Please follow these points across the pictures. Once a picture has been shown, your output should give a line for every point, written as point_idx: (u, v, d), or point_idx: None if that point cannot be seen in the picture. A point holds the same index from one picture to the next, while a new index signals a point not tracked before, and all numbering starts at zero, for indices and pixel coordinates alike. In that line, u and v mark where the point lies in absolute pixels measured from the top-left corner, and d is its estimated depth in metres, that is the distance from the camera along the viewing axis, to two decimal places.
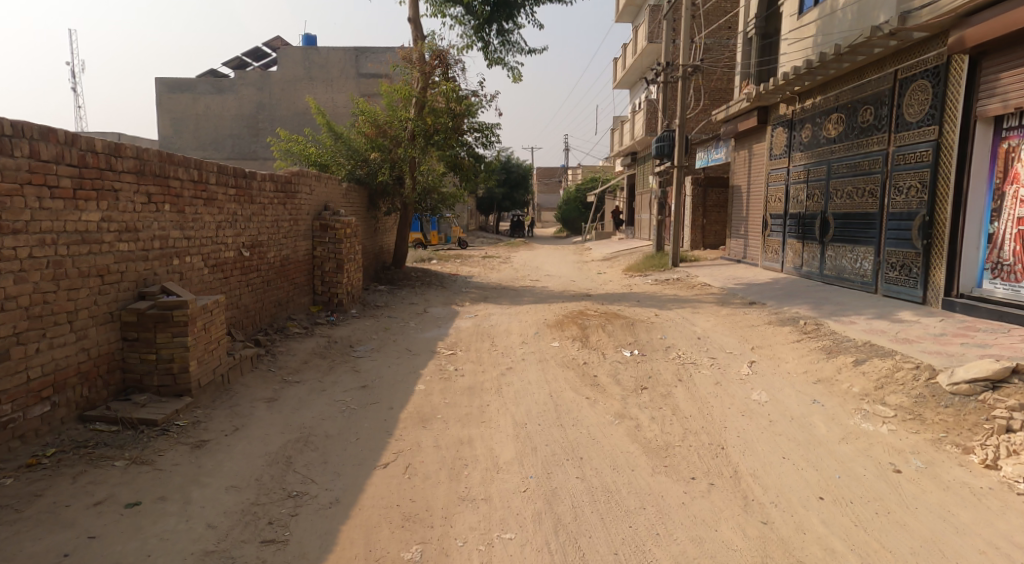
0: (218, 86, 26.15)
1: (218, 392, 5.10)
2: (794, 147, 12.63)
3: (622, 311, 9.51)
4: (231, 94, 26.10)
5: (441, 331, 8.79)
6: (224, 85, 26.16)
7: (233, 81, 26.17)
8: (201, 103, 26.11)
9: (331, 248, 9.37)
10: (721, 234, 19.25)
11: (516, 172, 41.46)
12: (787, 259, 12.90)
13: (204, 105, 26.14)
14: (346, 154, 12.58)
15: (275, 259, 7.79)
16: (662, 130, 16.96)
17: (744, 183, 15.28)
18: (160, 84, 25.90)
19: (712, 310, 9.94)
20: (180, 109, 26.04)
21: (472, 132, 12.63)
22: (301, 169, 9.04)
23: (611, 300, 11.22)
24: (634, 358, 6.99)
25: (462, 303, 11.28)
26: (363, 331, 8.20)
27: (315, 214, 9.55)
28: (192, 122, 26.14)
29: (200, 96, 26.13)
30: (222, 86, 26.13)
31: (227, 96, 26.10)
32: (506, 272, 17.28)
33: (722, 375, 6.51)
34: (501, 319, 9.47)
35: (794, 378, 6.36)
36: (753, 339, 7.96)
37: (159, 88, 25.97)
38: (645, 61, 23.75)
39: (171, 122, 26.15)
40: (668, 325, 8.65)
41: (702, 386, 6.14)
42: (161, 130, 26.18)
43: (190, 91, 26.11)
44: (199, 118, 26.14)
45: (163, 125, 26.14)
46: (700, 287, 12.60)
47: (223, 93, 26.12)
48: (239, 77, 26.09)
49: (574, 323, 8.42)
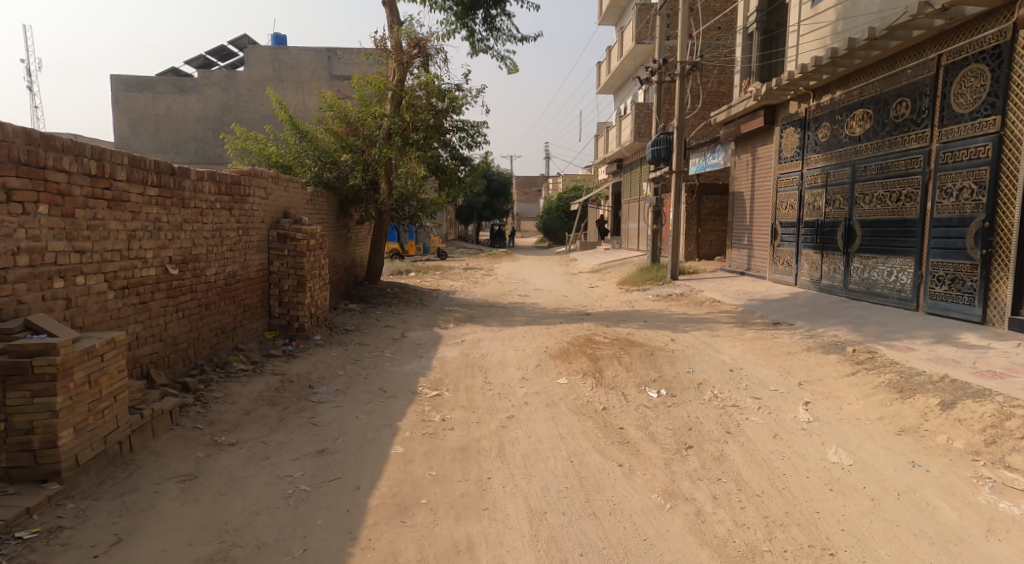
0: (180, 85, 24.38)
1: (111, 469, 3.69)
2: (812, 149, 11.34)
3: (631, 337, 8.17)
4: (194, 94, 24.41)
5: (423, 362, 7.37)
6: (186, 85, 24.43)
7: (196, 81, 24.50)
8: (162, 103, 24.32)
9: (291, 263, 7.92)
10: (718, 244, 18.07)
11: (497, 181, 40.14)
12: (803, 271, 11.54)
13: (165, 106, 24.35)
14: (313, 154, 10.98)
15: (218, 277, 6.36)
16: (658, 133, 15.72)
17: (747, 189, 14.09)
18: (117, 83, 24.23)
19: (733, 334, 8.62)
20: (139, 109, 24.28)
21: (454, 131, 11.27)
22: (253, 169, 7.59)
23: (613, 321, 9.87)
24: (664, 403, 5.77)
25: (446, 325, 9.86)
26: (328, 365, 6.73)
27: (272, 222, 8.11)
28: (152, 124, 24.31)
29: (160, 96, 24.34)
30: (184, 86, 24.37)
31: (190, 97, 24.40)
32: (491, 287, 15.88)
33: (775, 425, 5.15)
34: (494, 346, 8.08)
35: (869, 425, 5.02)
36: (797, 371, 6.62)
37: (116, 87, 24.28)
38: (631, 63, 22.67)
39: (129, 122, 24.38)
40: (690, 355, 7.31)
41: (758, 441, 4.78)
42: (118, 130, 24.33)
43: (149, 90, 24.34)
44: (159, 120, 24.34)
45: (120, 125, 24.34)
46: (709, 304, 11.31)
47: (185, 94, 24.35)
48: (204, 76, 24.46)
49: (583, 354, 7.09)
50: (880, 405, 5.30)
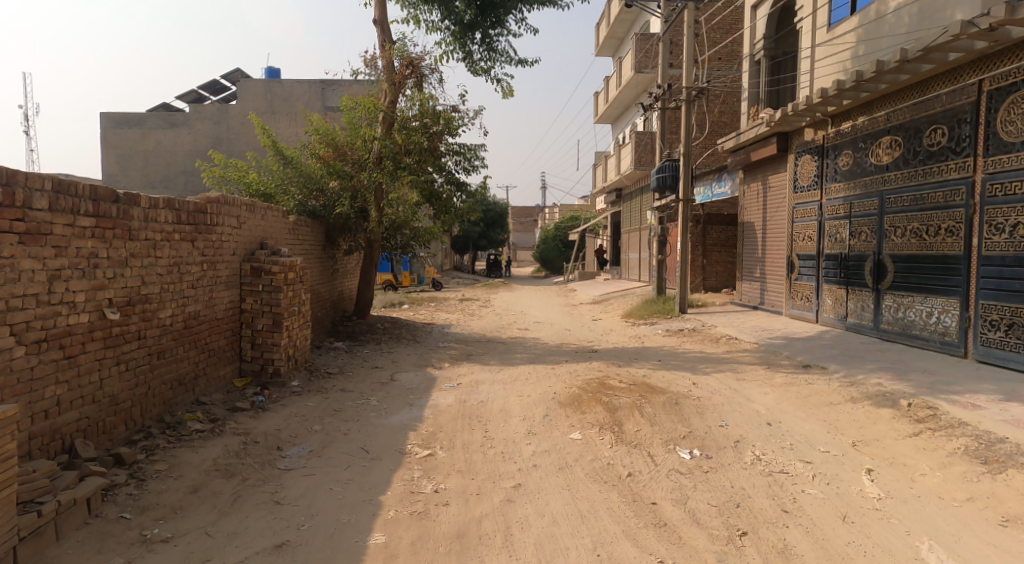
0: (171, 120, 23.76)
1: None
2: (832, 178, 10.40)
3: (649, 381, 7.23)
4: (185, 129, 23.70)
5: (414, 412, 6.43)
6: (178, 120, 23.75)
7: (187, 116, 23.81)
8: (152, 138, 23.66)
9: (265, 300, 7.11)
10: (725, 275, 17.24)
11: (493, 211, 39.44)
12: (825, 307, 10.63)
13: (156, 141, 23.69)
14: (298, 181, 10.35)
15: (175, 319, 5.58)
16: (663, 160, 14.87)
17: (758, 219, 13.26)
18: (105, 119, 23.50)
19: (760, 378, 7.72)
20: (128, 145, 23.59)
21: (451, 155, 10.46)
22: (225, 195, 6.79)
23: (623, 362, 8.94)
24: (699, 467, 4.89)
25: (439, 365, 8.92)
26: (303, 420, 5.84)
27: (246, 255, 7.31)
28: (142, 160, 23.67)
29: (151, 131, 23.70)
30: (175, 120, 23.70)
31: (181, 132, 23.70)
32: (489, 320, 14.99)
33: (836, 510, 4.26)
34: (494, 391, 7.14)
35: (961, 512, 4.21)
36: (846, 428, 5.72)
37: (105, 123, 23.55)
38: (631, 92, 22.03)
39: (118, 159, 23.66)
40: (717, 404, 6.39)
41: (834, 532, 3.98)
42: (106, 167, 23.59)
43: (139, 126, 23.70)
44: (149, 155, 23.71)
45: (109, 162, 23.60)
46: (726, 341, 10.43)
47: (176, 128, 23.67)
48: (194, 111, 23.76)
49: (597, 402, 6.16)
50: (969, 481, 4.49)
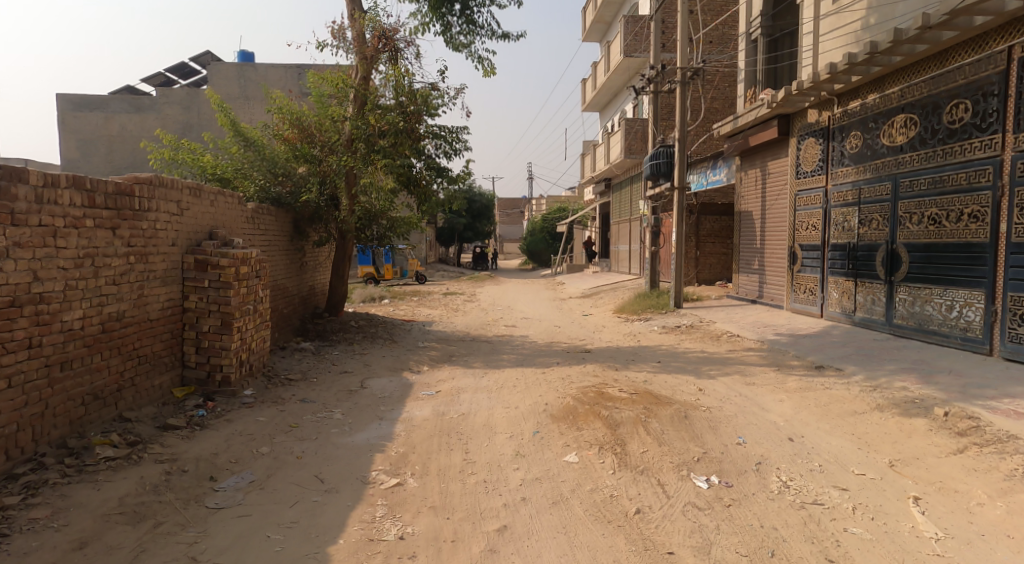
0: (137, 104, 22.59)
1: None
2: (838, 161, 9.37)
3: (650, 389, 6.44)
4: (151, 113, 22.52)
5: (383, 428, 5.58)
6: (143, 104, 22.60)
7: (154, 99, 22.65)
8: (116, 122, 22.46)
9: (212, 297, 6.28)
10: (720, 267, 16.49)
11: (479, 202, 38.50)
12: (830, 301, 9.63)
13: (120, 125, 22.49)
14: (261, 166, 9.40)
15: (88, 322, 4.93)
16: (657, 146, 13.97)
17: (756, 207, 12.30)
18: (63, 101, 22.18)
19: (774, 381, 6.92)
20: (90, 130, 22.37)
21: (430, 138, 9.56)
22: (160, 177, 6.01)
23: (619, 364, 8.11)
24: (719, 499, 4.08)
25: (417, 368, 8.04)
26: (249, 443, 4.99)
27: (192, 246, 6.49)
28: (105, 145, 22.45)
29: (114, 114, 22.50)
30: (140, 104, 22.52)
31: (147, 116, 22.53)
32: (473, 316, 14.10)
33: (888, 559, 3.49)
34: (476, 401, 6.30)
35: None
36: (878, 441, 4.93)
37: (63, 105, 22.24)
38: (620, 78, 21.14)
39: (79, 143, 22.41)
40: (731, 416, 5.59)
41: None
42: (66, 152, 22.35)
43: (101, 109, 22.48)
44: (113, 140, 22.50)
45: (69, 147, 22.36)
46: (727, 339, 9.63)
47: (141, 112, 22.52)
48: (161, 94, 22.59)
49: (596, 417, 5.33)
50: None
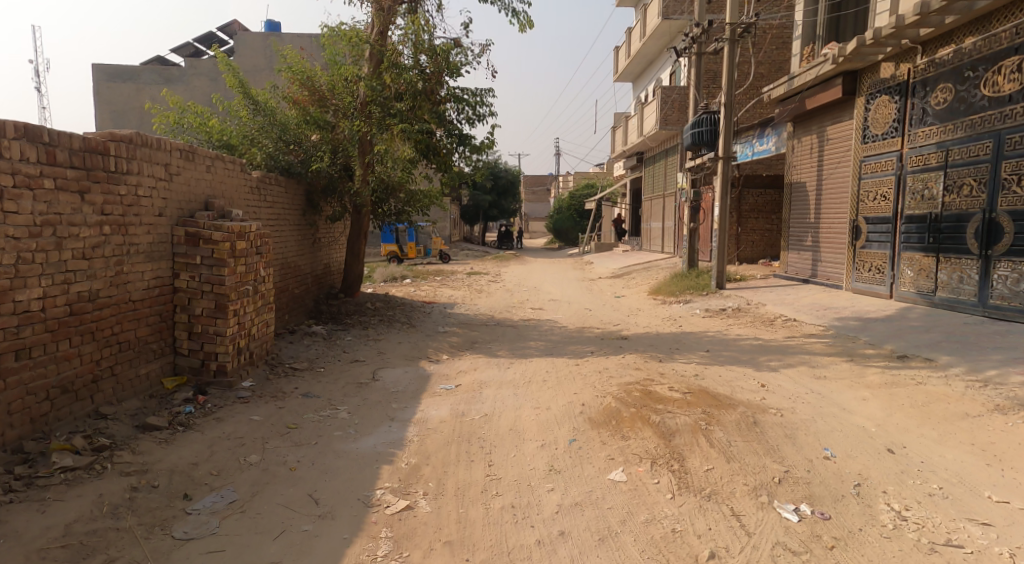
0: (166, 74, 21.96)
1: None
2: (918, 121, 8.29)
3: (705, 386, 5.50)
4: (180, 84, 21.89)
5: (393, 431, 4.75)
6: (173, 75, 21.97)
7: (183, 70, 22.01)
8: (147, 94, 21.88)
9: (205, 275, 5.46)
10: (763, 245, 15.35)
11: (505, 179, 37.49)
12: (903, 280, 8.58)
13: (150, 97, 21.94)
14: (270, 132, 8.54)
15: (47, 304, 4.17)
16: (701, 112, 12.79)
17: (810, 178, 11.15)
18: (97, 73, 21.68)
19: (848, 376, 5.91)
20: (121, 101, 21.79)
21: (452, 103, 8.60)
22: (144, 135, 5.17)
23: (664, 353, 7.19)
24: (817, 540, 3.21)
25: (435, 357, 7.20)
26: (234, 451, 4.19)
27: (184, 217, 5.66)
28: (137, 117, 21.92)
29: (145, 86, 21.91)
30: (170, 76, 21.94)
31: (175, 87, 21.92)
32: (499, 298, 13.25)
33: None
34: (502, 398, 5.44)
35: None
36: (1008, 454, 3.96)
37: (97, 77, 21.73)
38: (656, 43, 19.87)
39: (110, 116, 21.93)
40: (808, 421, 4.64)
41: None
42: (98, 125, 21.95)
43: (133, 80, 21.89)
44: (143, 112, 21.94)
45: (101, 118, 21.93)
46: (782, 324, 8.60)
47: (171, 84, 21.91)
48: (190, 65, 21.94)
49: (644, 424, 4.45)
50: None
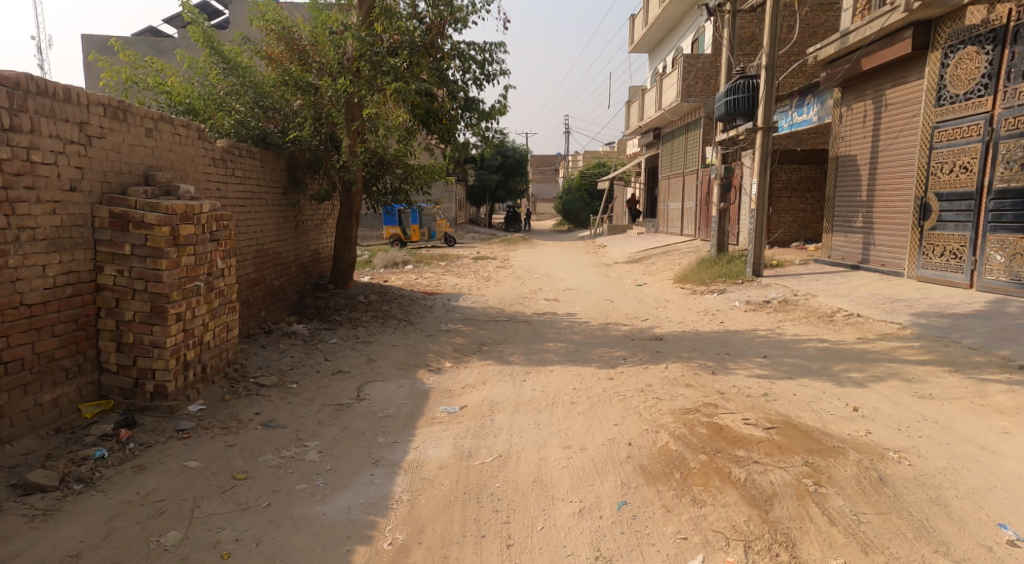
0: (159, 47, 20.60)
1: None
2: (1019, 75, 6.91)
3: (784, 414, 4.22)
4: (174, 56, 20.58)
5: (376, 483, 3.50)
6: (166, 47, 20.62)
7: (177, 42, 20.67)
8: None
9: (137, 269, 4.17)
10: (798, 226, 13.96)
11: (513, 158, 36.05)
12: (989, 265, 7.27)
13: None
14: (242, 95, 7.28)
15: None
16: (738, 76, 11.29)
17: (863, 150, 9.74)
18: (86, 43, 20.33)
19: (964, 395, 4.59)
20: None
21: (456, 62, 7.22)
22: (46, 82, 3.90)
23: (714, 361, 5.91)
24: None
25: (437, 366, 5.93)
26: (144, 529, 2.97)
27: (110, 193, 4.38)
28: None
29: None
30: (163, 48, 20.61)
31: (170, 60, 20.61)
32: (508, 286, 11.96)
33: None
34: (520, 429, 4.19)
35: None
36: None
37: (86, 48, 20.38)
38: (678, 8, 18.31)
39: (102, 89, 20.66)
40: (948, 470, 3.34)
41: None
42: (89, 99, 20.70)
43: None
44: None
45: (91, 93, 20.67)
46: (846, 321, 7.29)
47: (165, 57, 20.59)
48: (184, 36, 20.58)
49: (724, 482, 3.19)
50: None
